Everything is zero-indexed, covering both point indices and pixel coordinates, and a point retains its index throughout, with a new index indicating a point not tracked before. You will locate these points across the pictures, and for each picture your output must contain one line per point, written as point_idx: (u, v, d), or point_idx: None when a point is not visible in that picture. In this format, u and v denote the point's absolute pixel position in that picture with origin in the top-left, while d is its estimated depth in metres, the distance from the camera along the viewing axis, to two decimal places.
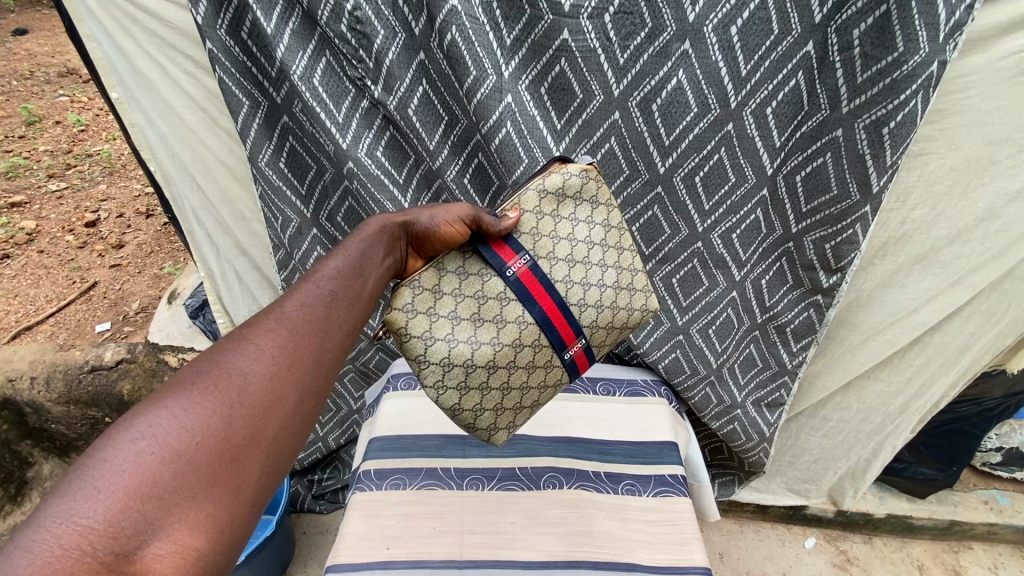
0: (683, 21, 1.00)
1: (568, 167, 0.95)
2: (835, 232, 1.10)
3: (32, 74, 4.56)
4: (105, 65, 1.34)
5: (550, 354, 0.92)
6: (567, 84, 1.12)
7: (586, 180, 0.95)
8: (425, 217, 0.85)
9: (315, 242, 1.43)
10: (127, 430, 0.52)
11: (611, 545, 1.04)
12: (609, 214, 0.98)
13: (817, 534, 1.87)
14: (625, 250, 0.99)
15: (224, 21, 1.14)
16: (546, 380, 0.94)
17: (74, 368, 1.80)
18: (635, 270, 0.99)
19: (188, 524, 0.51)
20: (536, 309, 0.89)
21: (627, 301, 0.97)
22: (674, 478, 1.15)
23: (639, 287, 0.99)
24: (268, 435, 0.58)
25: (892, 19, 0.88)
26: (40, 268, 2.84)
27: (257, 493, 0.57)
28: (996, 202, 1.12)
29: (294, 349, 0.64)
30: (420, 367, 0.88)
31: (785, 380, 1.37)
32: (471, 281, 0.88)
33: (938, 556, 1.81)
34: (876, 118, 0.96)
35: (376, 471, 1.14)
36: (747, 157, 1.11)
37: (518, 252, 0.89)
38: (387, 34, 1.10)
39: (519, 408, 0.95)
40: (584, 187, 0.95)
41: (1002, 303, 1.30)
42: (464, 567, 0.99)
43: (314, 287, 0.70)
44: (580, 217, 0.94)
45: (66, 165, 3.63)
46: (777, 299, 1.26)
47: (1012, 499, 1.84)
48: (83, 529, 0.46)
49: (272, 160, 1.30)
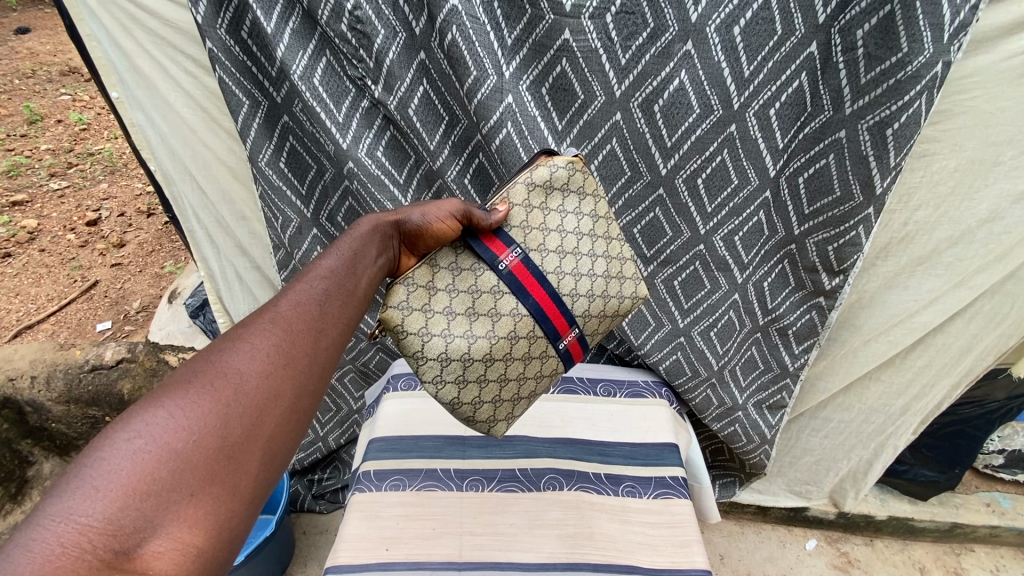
0: (686, 21, 1.00)
1: (554, 159, 0.94)
2: (838, 233, 1.09)
3: (35, 72, 4.57)
4: (105, 64, 1.34)
5: (545, 345, 0.91)
6: (568, 84, 1.11)
7: (572, 172, 0.94)
8: (417, 215, 0.84)
9: (315, 242, 1.42)
10: (124, 428, 0.51)
11: (612, 546, 1.04)
12: (596, 204, 0.97)
13: (817, 536, 1.86)
14: (613, 240, 0.98)
15: (224, 21, 1.13)
16: (542, 370, 0.94)
17: (74, 367, 1.80)
18: (624, 259, 0.98)
19: (188, 521, 0.50)
20: (530, 301, 0.88)
21: (617, 290, 0.96)
22: (674, 480, 1.15)
23: (628, 277, 0.98)
24: (265, 433, 0.58)
25: (895, 20, 0.88)
26: (42, 267, 2.84)
27: (256, 491, 0.56)
28: (1000, 203, 1.11)
29: (289, 348, 0.63)
30: (417, 363, 0.88)
31: (787, 382, 1.36)
32: (465, 276, 0.88)
33: (940, 559, 1.80)
34: (881, 119, 0.95)
35: (376, 471, 1.13)
36: (750, 158, 1.10)
37: (509, 245, 0.88)
38: (387, 34, 1.10)
39: (516, 400, 0.95)
40: (571, 179, 0.94)
41: (1005, 304, 1.29)
42: (464, 569, 0.99)
43: (307, 286, 0.69)
44: (568, 209, 0.94)
45: (67, 163, 3.63)
46: (779, 301, 1.25)
47: (1014, 501, 1.83)
48: (83, 527, 0.46)
49: (272, 160, 1.30)
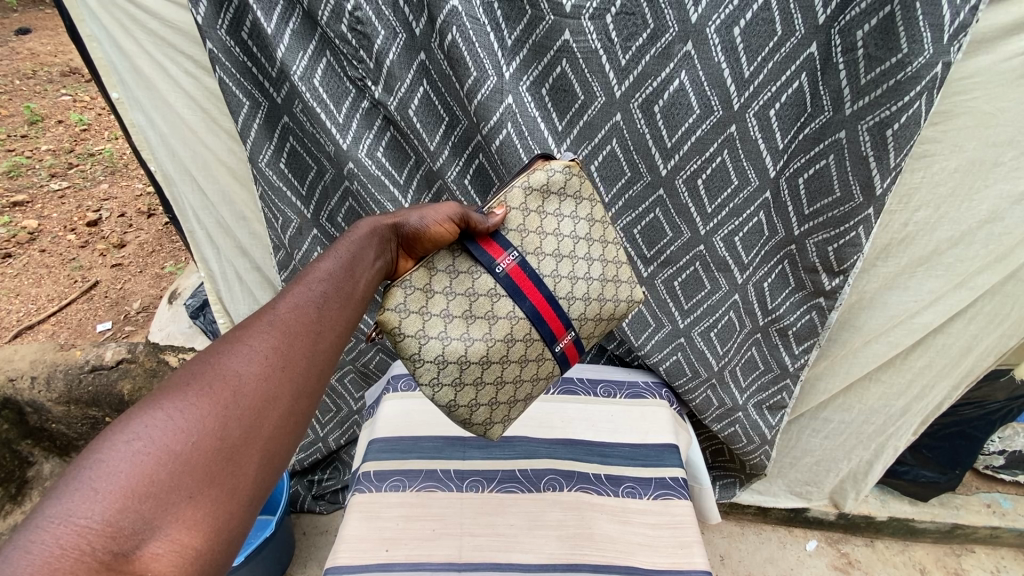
0: (686, 22, 0.99)
1: (551, 164, 0.94)
2: (838, 234, 1.09)
3: (36, 73, 4.58)
4: (106, 65, 1.34)
5: (542, 347, 0.91)
6: (569, 85, 1.11)
7: (569, 176, 0.94)
8: (415, 218, 0.84)
9: (315, 243, 1.42)
10: (123, 430, 0.51)
11: (612, 547, 1.03)
12: (592, 208, 0.97)
13: (818, 537, 1.86)
14: (610, 243, 0.98)
15: (224, 21, 1.13)
16: (538, 373, 0.94)
17: (74, 368, 1.81)
18: (622, 261, 0.99)
19: (186, 523, 0.50)
20: (526, 304, 0.88)
21: (614, 292, 0.96)
22: (674, 481, 1.14)
23: (625, 279, 0.98)
24: (263, 435, 0.58)
25: (895, 20, 0.88)
26: (42, 267, 2.84)
27: (254, 493, 0.56)
28: (1000, 204, 1.11)
29: (287, 349, 0.63)
30: (415, 365, 0.88)
31: (787, 383, 1.36)
32: (462, 279, 0.88)
33: (941, 560, 1.80)
34: (881, 120, 0.95)
35: (376, 472, 1.13)
36: (750, 158, 1.10)
37: (506, 248, 0.88)
38: (387, 35, 1.10)
39: (514, 402, 0.95)
40: (568, 183, 0.94)
41: (1006, 305, 1.29)
42: (464, 570, 0.99)
43: (306, 288, 0.69)
44: (565, 212, 0.94)
45: (68, 164, 3.63)
46: (779, 302, 1.25)
47: (1015, 502, 1.83)
48: (82, 528, 0.46)
49: (272, 161, 1.30)
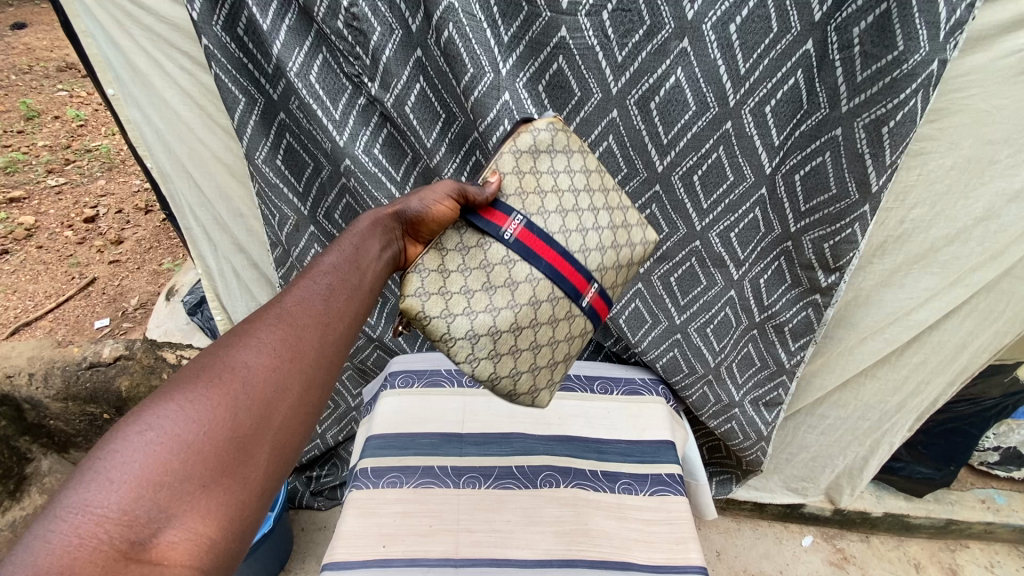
0: (682, 19, 1.00)
1: (535, 125, 0.94)
2: (834, 231, 1.09)
3: (31, 67, 4.55)
4: (101, 60, 1.34)
5: (569, 304, 0.90)
6: (565, 82, 1.11)
7: (555, 133, 0.95)
8: (415, 202, 0.84)
9: (313, 240, 1.42)
10: (135, 421, 0.52)
11: (608, 544, 1.04)
12: (585, 159, 0.97)
13: (814, 533, 1.87)
14: (610, 191, 0.98)
15: (219, 18, 1.12)
16: (572, 331, 0.93)
17: (73, 364, 1.81)
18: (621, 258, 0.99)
19: (200, 512, 0.51)
20: (542, 264, 0.87)
21: (626, 238, 0.96)
22: (670, 477, 1.15)
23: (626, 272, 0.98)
24: (274, 425, 0.58)
25: (892, 19, 0.88)
26: (39, 263, 2.83)
27: (266, 482, 0.57)
28: (995, 202, 1.11)
29: (296, 341, 0.63)
30: (449, 345, 0.87)
31: (783, 379, 1.37)
32: (473, 254, 0.87)
33: (935, 555, 1.81)
34: (876, 117, 0.95)
35: (374, 469, 1.13)
36: (746, 155, 1.10)
37: (510, 214, 0.87)
38: (383, 31, 1.09)
39: (554, 364, 0.94)
40: (555, 140, 0.95)
41: (1000, 303, 1.29)
42: (460, 566, 0.99)
43: (312, 281, 0.69)
44: (559, 168, 0.93)
45: (65, 160, 3.62)
46: (775, 299, 1.26)
47: (1009, 497, 1.84)
48: (99, 517, 0.47)
49: (268, 157, 1.30)
